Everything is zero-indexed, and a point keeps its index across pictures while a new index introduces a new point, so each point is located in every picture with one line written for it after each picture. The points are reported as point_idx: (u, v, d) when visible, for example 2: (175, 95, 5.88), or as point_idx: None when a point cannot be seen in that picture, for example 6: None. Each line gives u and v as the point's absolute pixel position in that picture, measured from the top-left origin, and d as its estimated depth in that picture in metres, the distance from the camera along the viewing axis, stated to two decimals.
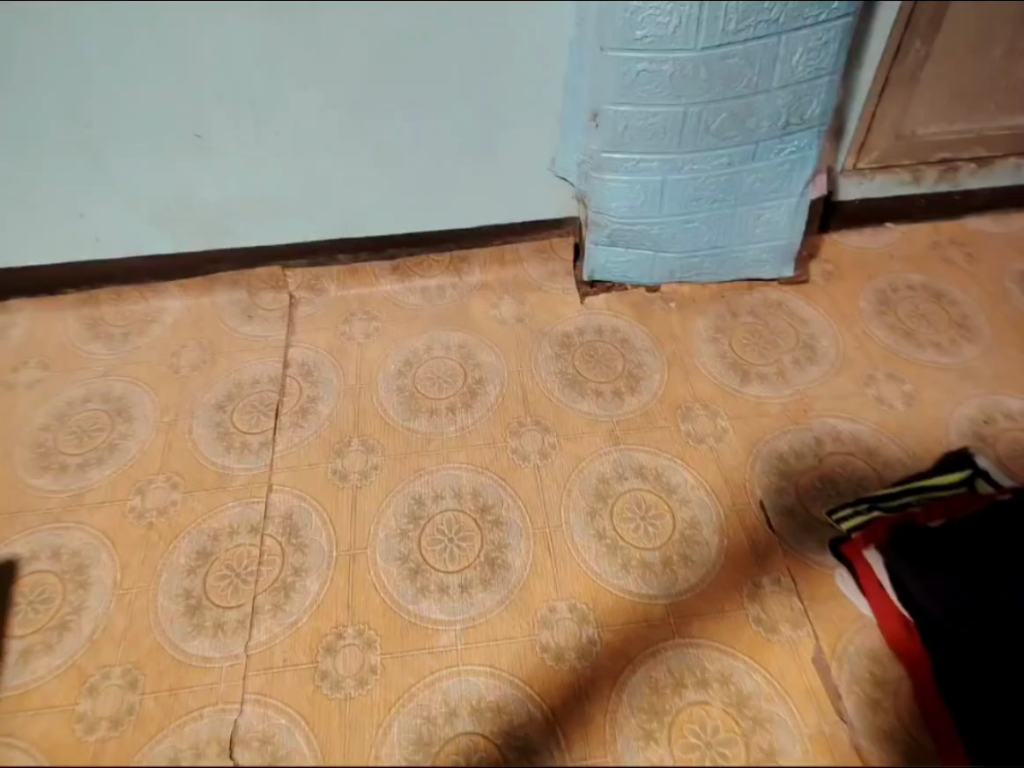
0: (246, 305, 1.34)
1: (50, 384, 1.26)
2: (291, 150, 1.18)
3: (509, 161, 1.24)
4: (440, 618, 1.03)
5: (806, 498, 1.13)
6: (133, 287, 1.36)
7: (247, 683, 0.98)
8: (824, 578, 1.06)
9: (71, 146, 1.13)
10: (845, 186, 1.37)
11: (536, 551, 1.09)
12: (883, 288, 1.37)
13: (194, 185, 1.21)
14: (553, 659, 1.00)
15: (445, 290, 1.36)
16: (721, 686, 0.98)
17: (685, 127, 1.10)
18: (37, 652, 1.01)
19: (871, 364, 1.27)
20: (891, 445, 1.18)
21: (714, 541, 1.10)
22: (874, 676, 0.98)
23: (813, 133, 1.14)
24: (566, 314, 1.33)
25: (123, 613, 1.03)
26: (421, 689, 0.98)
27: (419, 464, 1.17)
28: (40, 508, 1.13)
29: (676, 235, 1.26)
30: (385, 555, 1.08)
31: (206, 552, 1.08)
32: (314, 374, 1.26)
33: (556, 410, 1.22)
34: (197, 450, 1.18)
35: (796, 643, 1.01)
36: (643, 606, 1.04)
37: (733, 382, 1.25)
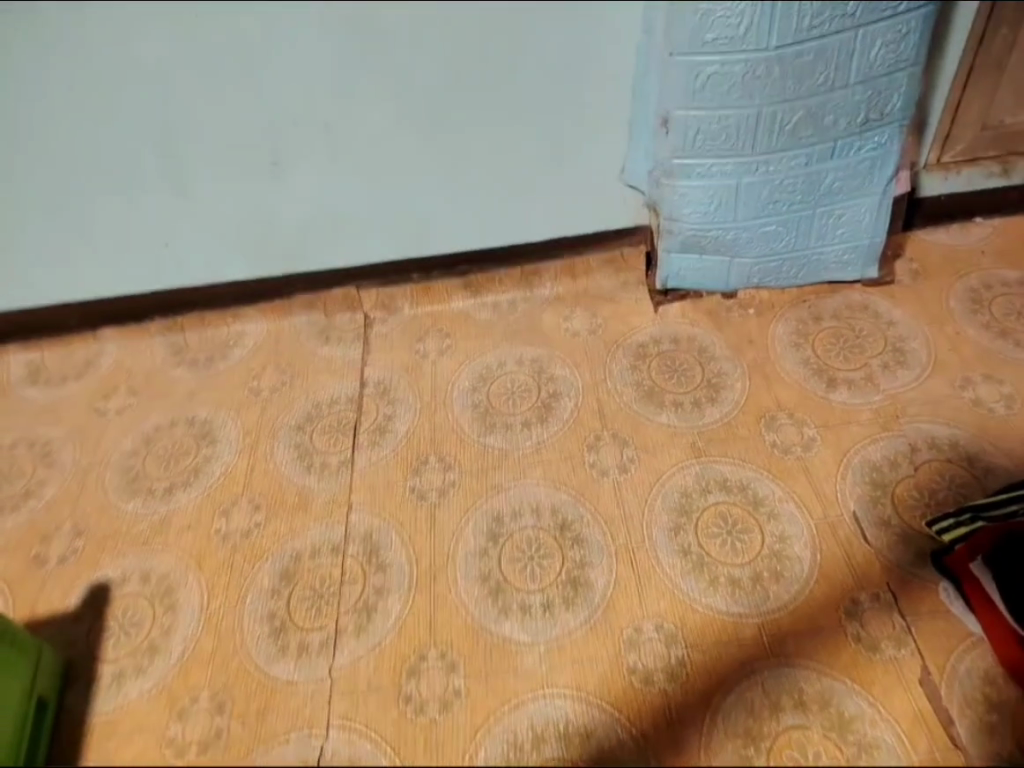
0: (323, 327, 1.38)
1: (138, 410, 1.31)
2: (363, 173, 1.19)
3: (578, 173, 1.23)
4: (523, 638, 1.00)
5: (903, 510, 1.06)
6: (213, 314, 1.40)
7: (333, 706, 0.97)
8: (927, 594, 0.99)
9: (155, 180, 1.17)
10: (931, 182, 1.32)
11: (619, 569, 1.05)
12: (976, 285, 1.30)
13: (269, 211, 1.24)
14: (642, 681, 0.96)
15: (517, 304, 1.37)
16: (821, 709, 0.92)
17: (759, 129, 1.07)
18: (129, 675, 1.02)
19: (966, 366, 1.20)
20: (993, 450, 1.11)
21: (806, 556, 1.04)
22: (988, 698, 0.91)
23: (895, 126, 1.10)
24: (639, 324, 1.32)
25: (211, 636, 1.04)
26: (506, 712, 0.95)
27: (497, 481, 1.15)
28: (130, 533, 1.16)
29: (752, 238, 1.23)
30: (465, 575, 1.06)
31: (290, 573, 1.09)
32: (390, 393, 1.28)
33: (633, 423, 1.20)
34: (278, 471, 1.20)
35: (899, 662, 0.94)
36: (732, 624, 0.99)
37: (820, 388, 1.20)
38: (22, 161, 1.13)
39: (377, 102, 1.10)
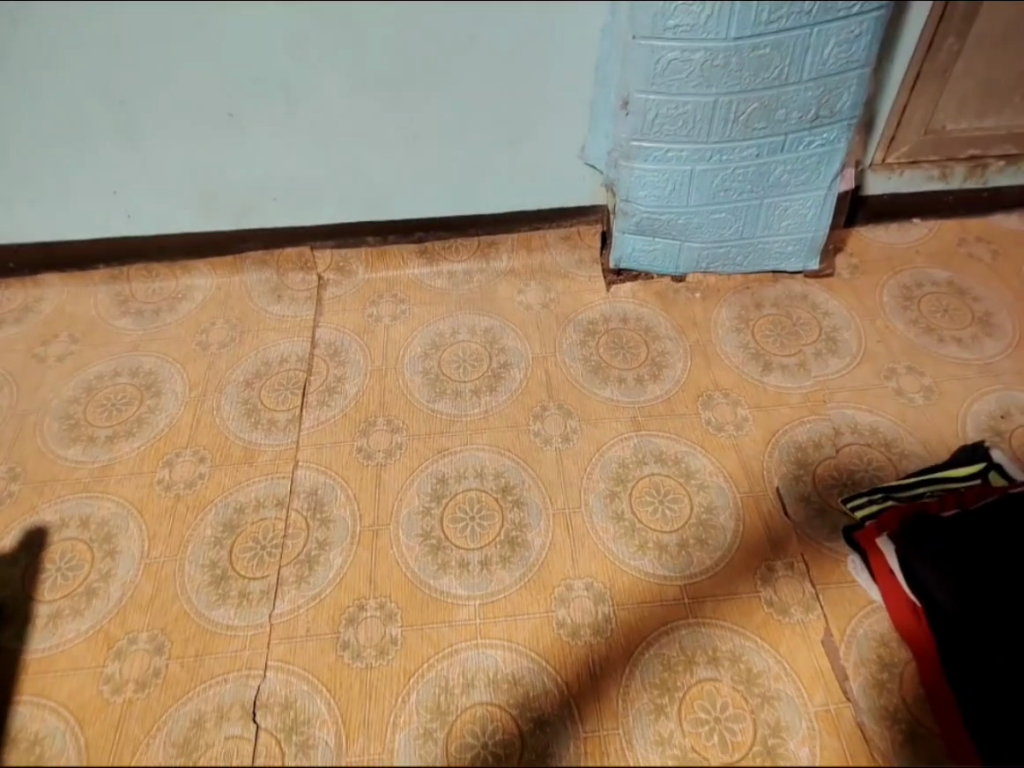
0: (276, 285, 1.38)
1: (80, 357, 1.30)
2: (324, 132, 1.19)
3: (539, 149, 1.25)
4: (459, 593, 1.04)
5: (822, 487, 1.13)
6: (165, 265, 1.38)
7: (270, 651, 1.00)
8: (836, 564, 1.07)
9: (110, 125, 1.15)
10: (873, 181, 1.38)
11: (556, 532, 1.10)
12: (907, 283, 1.37)
13: (227, 165, 1.22)
14: (569, 635, 1.01)
15: (472, 274, 1.40)
16: (731, 664, 0.98)
17: (714, 118, 1.11)
18: (65, 616, 1.03)
19: (892, 357, 1.28)
20: (911, 437, 1.18)
21: (731, 526, 1.10)
22: (881, 658, 0.99)
23: (841, 126, 1.15)
24: (591, 301, 1.36)
25: (150, 581, 1.06)
26: (440, 661, 0.99)
27: (443, 445, 1.19)
28: (70, 478, 1.16)
29: (702, 225, 1.27)
30: (408, 532, 1.10)
31: (232, 524, 1.10)
32: (341, 354, 1.29)
33: (578, 395, 1.24)
34: (224, 426, 1.21)
35: (806, 624, 1.01)
36: (659, 586, 1.05)
37: (755, 371, 1.27)
38: None
39: (343, 59, 1.09)
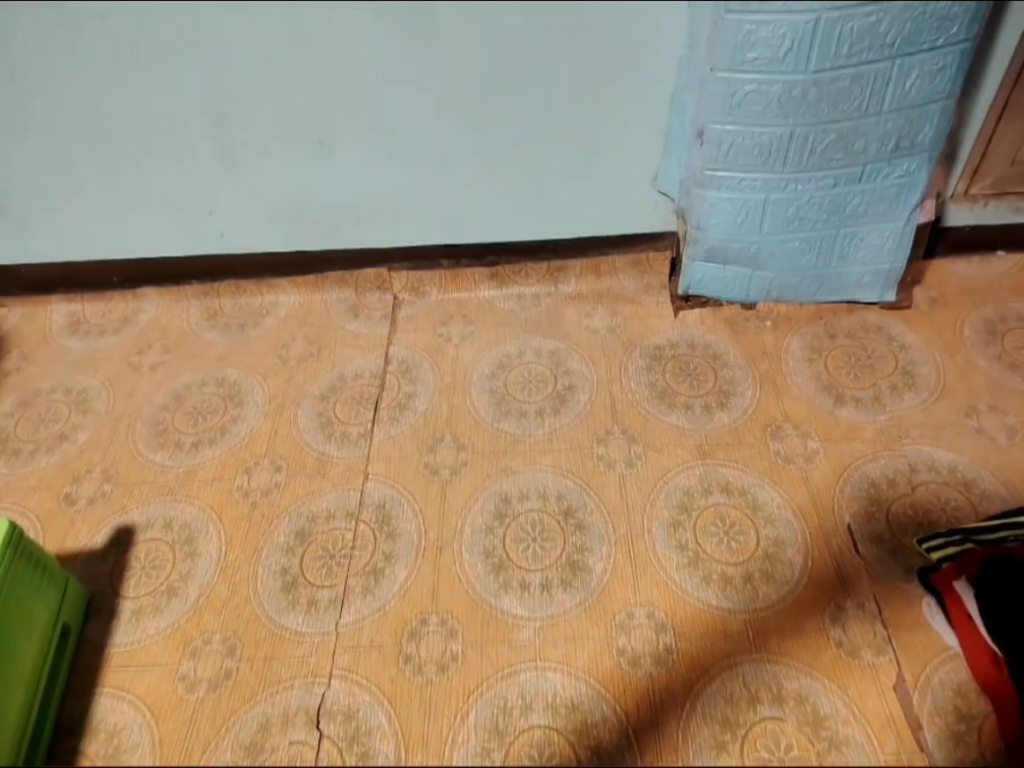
0: (353, 303, 1.44)
1: (166, 368, 1.38)
2: (404, 156, 1.24)
3: (614, 177, 1.27)
4: (520, 614, 1.05)
5: (896, 526, 1.10)
6: (251, 282, 1.46)
7: (336, 660, 1.02)
8: (910, 606, 1.02)
9: (213, 151, 1.23)
10: (955, 213, 1.35)
11: (617, 556, 1.10)
12: (991, 318, 1.33)
13: (315, 188, 1.29)
14: (629, 663, 1.00)
15: (540, 297, 1.42)
16: (797, 704, 0.96)
17: (790, 148, 1.11)
18: (147, 612, 1.08)
19: (973, 394, 1.23)
20: (991, 478, 1.14)
21: (798, 562, 1.08)
22: (958, 709, 0.94)
23: (922, 157, 1.13)
24: (657, 327, 1.36)
25: (226, 584, 1.10)
26: (499, 679, 1.00)
27: (507, 464, 1.20)
28: (156, 481, 1.22)
29: (775, 254, 1.26)
30: (471, 549, 1.11)
31: (304, 532, 1.15)
32: (412, 371, 1.33)
33: (642, 421, 1.24)
34: (299, 437, 1.26)
35: (877, 668, 0.98)
36: (721, 618, 1.03)
37: (827, 404, 1.24)
38: (88, 123, 1.19)
39: (426, 89, 1.15)
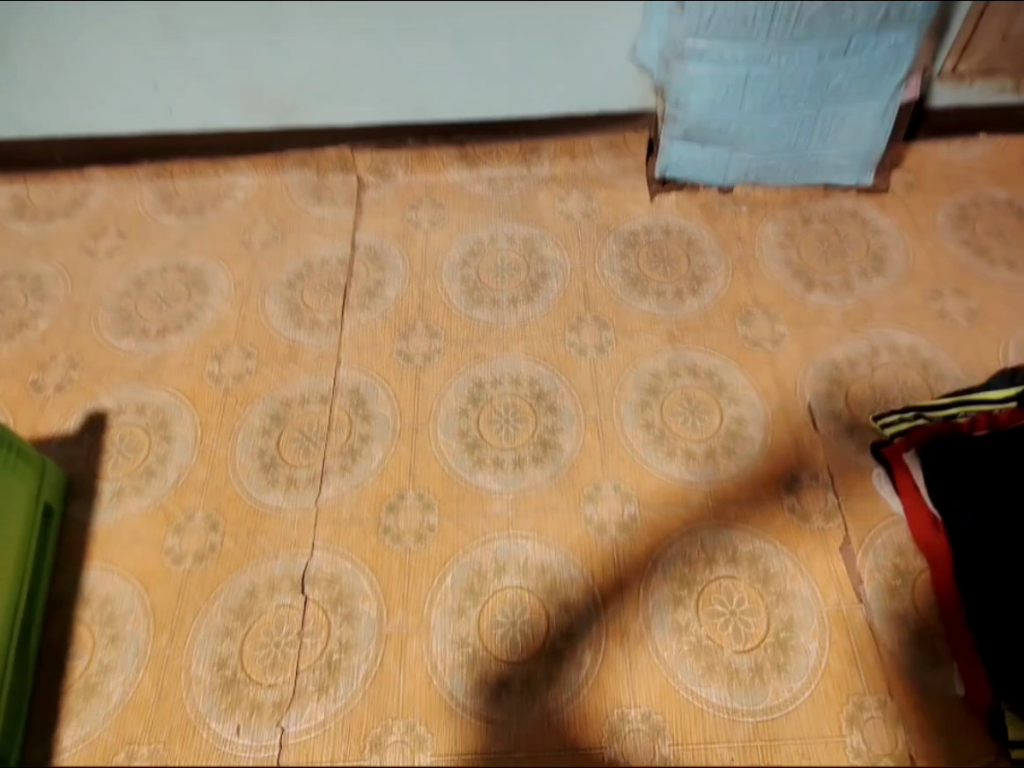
0: (315, 186, 1.39)
1: (129, 252, 1.33)
2: (366, 26, 1.15)
3: (591, 49, 1.20)
4: (493, 487, 1.09)
5: (853, 404, 1.14)
6: (205, 161, 1.39)
7: (318, 531, 1.07)
8: (861, 476, 1.09)
9: (151, 17, 1.12)
10: (940, 92, 1.32)
11: (586, 435, 1.13)
12: (963, 202, 1.33)
13: (270, 59, 1.20)
14: (596, 530, 1.06)
15: (513, 179, 1.39)
16: (749, 564, 1.03)
17: (776, 15, 1.05)
18: (128, 492, 1.11)
19: (939, 279, 1.25)
20: (948, 359, 1.17)
21: (758, 437, 1.13)
22: (896, 566, 1.02)
23: (912, 28, 1.08)
24: (632, 211, 1.34)
25: (205, 465, 1.12)
26: (474, 546, 1.05)
27: (480, 352, 1.21)
28: (126, 368, 1.21)
29: (754, 134, 1.23)
30: (445, 430, 1.14)
31: (279, 415, 1.16)
32: (380, 259, 1.31)
33: (614, 307, 1.25)
34: (270, 324, 1.24)
35: (825, 532, 1.05)
36: (683, 490, 1.09)
37: (797, 289, 1.25)
38: None
39: None
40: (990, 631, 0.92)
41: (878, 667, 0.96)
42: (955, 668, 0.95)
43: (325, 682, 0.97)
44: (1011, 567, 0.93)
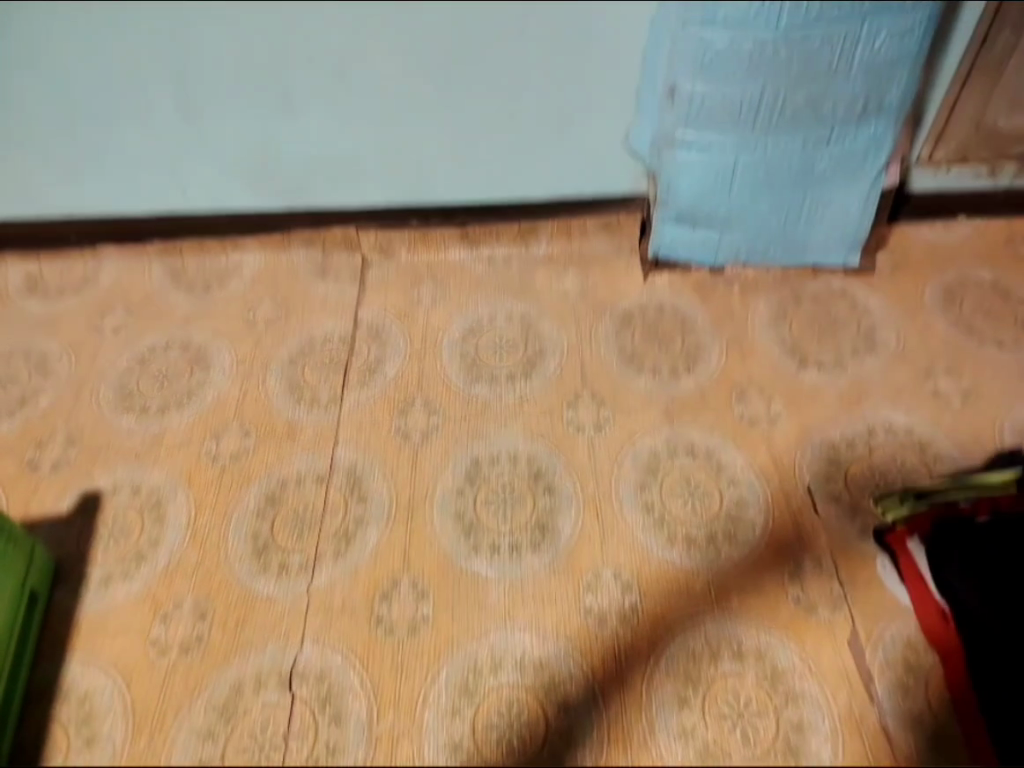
0: (320, 265, 1.42)
1: (130, 330, 1.35)
2: (375, 115, 1.20)
3: (590, 136, 1.25)
4: (490, 574, 1.08)
5: (853, 487, 1.14)
6: (213, 241, 1.42)
7: (306, 625, 1.04)
8: (866, 564, 1.07)
9: (170, 106, 1.18)
10: (920, 177, 1.36)
11: (585, 518, 1.12)
12: (950, 283, 1.36)
13: (282, 144, 1.25)
14: (595, 621, 1.04)
15: (510, 260, 1.41)
16: (756, 659, 1.01)
17: (761, 108, 1.10)
18: (115, 579, 1.09)
19: (931, 358, 1.27)
20: (944, 439, 1.18)
21: (759, 521, 1.12)
22: (908, 661, 1.00)
23: (890, 119, 1.13)
24: (626, 290, 1.37)
25: (196, 549, 1.11)
26: (469, 640, 1.03)
27: (479, 429, 1.21)
28: (123, 446, 1.21)
29: (743, 217, 1.27)
30: (442, 512, 1.13)
31: (275, 496, 1.15)
32: (381, 335, 1.32)
33: (611, 385, 1.26)
34: (269, 400, 1.25)
35: (832, 623, 1.03)
36: (684, 577, 1.07)
37: (791, 367, 1.27)
38: (33, 76, 1.13)
39: (394, 41, 1.10)
40: (1005, 732, 0.92)
41: None
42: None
43: None
44: (1022, 665, 0.93)
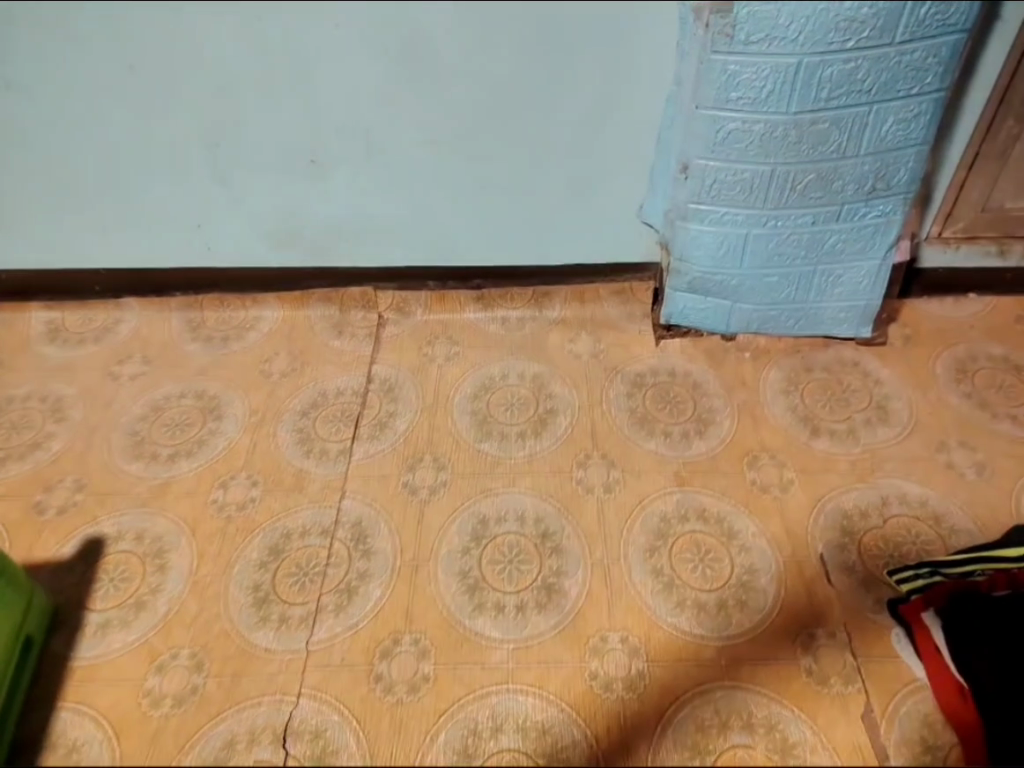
0: (337, 321, 1.44)
1: (147, 378, 1.37)
2: (401, 182, 1.26)
3: (604, 207, 1.30)
4: (495, 636, 1.05)
5: (866, 557, 1.11)
6: (235, 296, 1.46)
7: (306, 677, 1.01)
8: (879, 636, 1.04)
9: (206, 170, 1.24)
10: (929, 254, 1.40)
11: (593, 581, 1.10)
12: (961, 356, 1.36)
13: (308, 206, 1.30)
14: (601, 687, 1.00)
15: (524, 322, 1.43)
16: (766, 732, 0.96)
17: (771, 185, 1.14)
18: (114, 625, 1.06)
19: (944, 430, 1.26)
20: (961, 513, 1.16)
21: (772, 590, 1.09)
22: (924, 739, 0.95)
23: (898, 199, 1.17)
24: (638, 354, 1.38)
25: (196, 598, 1.09)
26: (470, 701, 0.99)
27: (487, 486, 1.21)
28: (130, 493, 1.21)
29: (754, 288, 1.30)
30: (447, 570, 1.11)
31: (278, 548, 1.14)
32: (394, 390, 1.34)
33: (622, 447, 1.25)
34: (278, 452, 1.25)
35: (846, 698, 0.98)
36: (695, 645, 1.04)
37: (803, 435, 1.26)
38: (78, 138, 1.20)
39: (420, 114, 1.17)
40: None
41: None
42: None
43: None
44: None
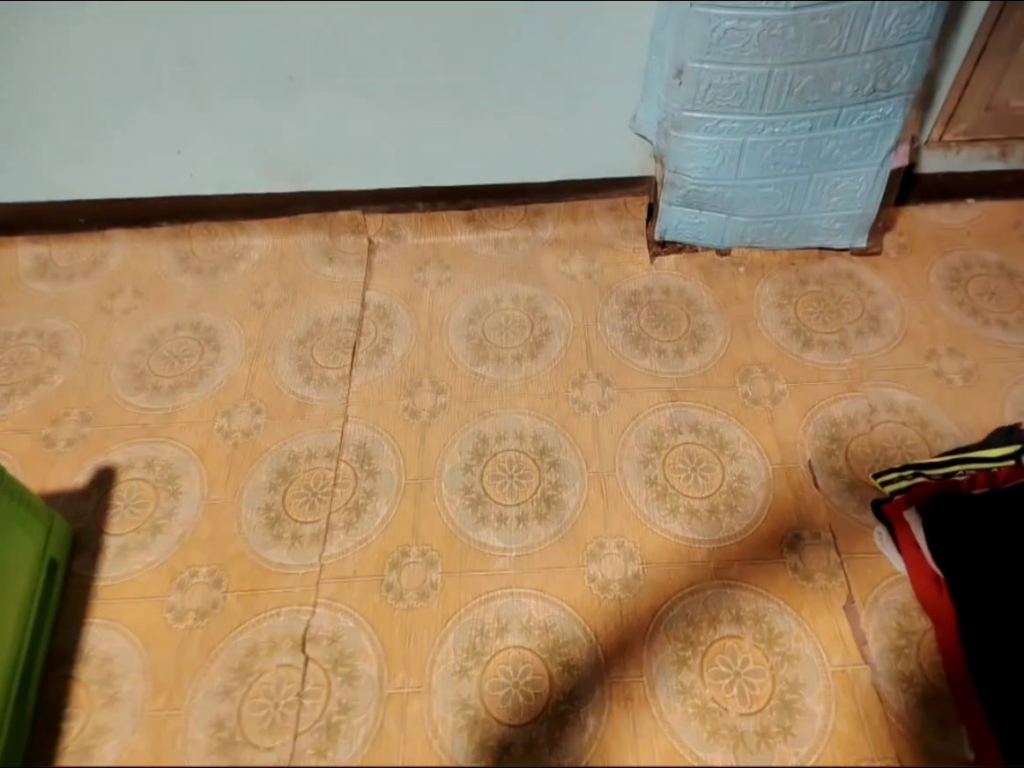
0: (327, 248, 1.44)
1: (142, 312, 1.38)
2: (383, 97, 1.22)
3: (595, 118, 1.27)
4: (497, 545, 1.10)
5: (854, 464, 1.15)
6: (222, 224, 1.44)
7: (320, 589, 1.07)
8: (862, 534, 1.09)
9: (180, 90, 1.20)
10: (929, 160, 1.37)
11: (590, 493, 1.14)
12: (956, 265, 1.36)
13: (288, 128, 1.27)
14: (600, 589, 1.06)
15: (517, 241, 1.43)
16: (754, 624, 1.03)
17: (768, 90, 1.11)
18: (133, 548, 1.12)
19: (935, 339, 1.28)
20: (946, 417, 1.19)
21: (760, 494, 1.13)
22: (901, 626, 1.02)
23: (899, 99, 1.14)
24: (633, 273, 1.38)
25: (211, 521, 1.13)
26: (476, 606, 1.05)
27: (484, 408, 1.23)
28: (136, 423, 1.24)
29: (750, 199, 1.28)
30: (450, 484, 1.16)
31: (286, 472, 1.18)
32: (388, 316, 1.35)
33: (617, 365, 1.27)
34: (279, 381, 1.27)
35: (828, 591, 1.05)
36: (686, 548, 1.09)
37: (794, 348, 1.28)
38: (47, 63, 1.15)
39: (400, 22, 1.12)
40: (996, 689, 0.94)
41: (884, 731, 0.95)
42: (964, 731, 0.95)
43: (324, 745, 0.96)
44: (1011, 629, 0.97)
